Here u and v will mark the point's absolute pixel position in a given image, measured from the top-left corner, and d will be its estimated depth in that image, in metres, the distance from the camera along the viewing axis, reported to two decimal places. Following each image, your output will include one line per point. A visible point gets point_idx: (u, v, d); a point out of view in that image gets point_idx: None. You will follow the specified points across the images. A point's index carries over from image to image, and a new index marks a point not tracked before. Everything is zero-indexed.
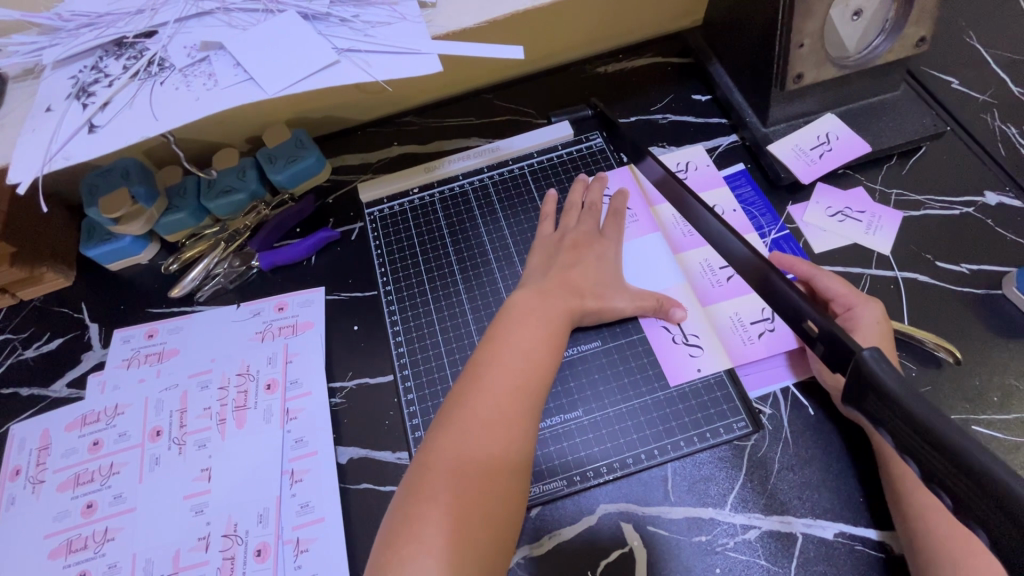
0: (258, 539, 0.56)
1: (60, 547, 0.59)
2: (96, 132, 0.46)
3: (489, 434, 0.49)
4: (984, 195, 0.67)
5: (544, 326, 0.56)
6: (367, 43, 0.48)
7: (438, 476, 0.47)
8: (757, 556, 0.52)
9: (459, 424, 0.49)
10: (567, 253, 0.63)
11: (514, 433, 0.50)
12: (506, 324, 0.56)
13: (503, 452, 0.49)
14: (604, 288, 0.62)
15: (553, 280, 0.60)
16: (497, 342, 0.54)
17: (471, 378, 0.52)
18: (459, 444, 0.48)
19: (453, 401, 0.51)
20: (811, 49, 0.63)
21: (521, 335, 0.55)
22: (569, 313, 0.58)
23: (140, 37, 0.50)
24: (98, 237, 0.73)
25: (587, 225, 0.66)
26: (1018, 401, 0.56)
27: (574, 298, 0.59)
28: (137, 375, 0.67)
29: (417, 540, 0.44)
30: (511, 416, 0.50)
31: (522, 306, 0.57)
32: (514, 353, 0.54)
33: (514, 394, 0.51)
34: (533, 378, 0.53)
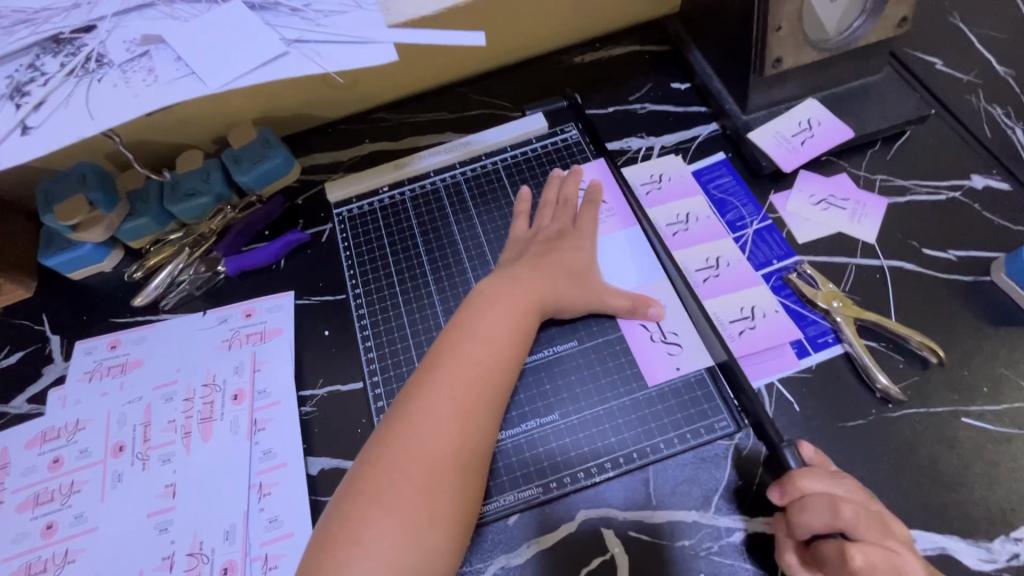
0: (224, 558, 0.54)
1: (18, 571, 0.56)
2: (30, 134, 0.43)
3: (444, 430, 0.47)
4: (970, 178, 0.65)
5: (509, 317, 0.54)
6: (318, 33, 0.45)
7: (387, 474, 0.45)
8: (743, 560, 0.50)
9: (410, 422, 0.47)
10: (540, 249, 0.61)
11: (469, 431, 0.48)
12: (467, 319, 0.54)
13: (458, 449, 0.47)
14: (581, 285, 0.59)
15: (524, 276, 0.58)
16: (458, 336, 0.53)
17: (429, 371, 0.51)
18: (411, 439, 0.47)
19: (409, 395, 0.50)
20: (790, 32, 0.61)
21: (484, 328, 0.53)
22: (537, 304, 0.56)
23: (78, 33, 0.47)
24: (57, 246, 0.70)
25: (562, 221, 0.64)
26: (1008, 391, 0.54)
27: (544, 289, 0.57)
28: (100, 389, 0.64)
29: (358, 540, 0.43)
30: (469, 411, 0.49)
31: (486, 297, 0.56)
32: (476, 346, 0.52)
33: (475, 388, 0.50)
34: (496, 373, 0.51)
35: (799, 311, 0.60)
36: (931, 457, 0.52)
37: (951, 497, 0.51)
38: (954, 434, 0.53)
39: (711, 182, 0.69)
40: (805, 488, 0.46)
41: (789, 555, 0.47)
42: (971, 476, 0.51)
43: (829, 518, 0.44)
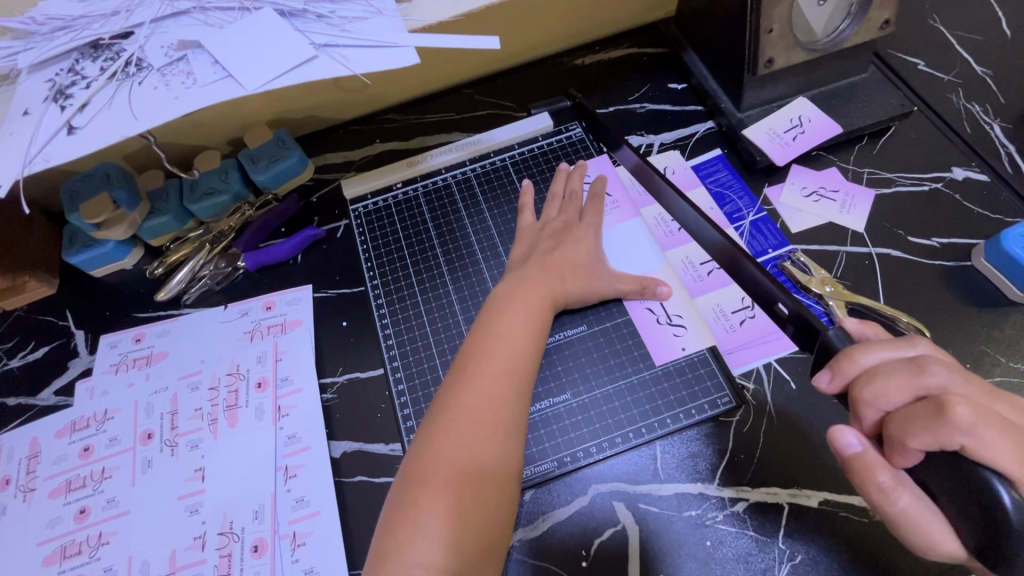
0: (254, 535, 0.57)
1: (54, 553, 0.58)
2: (75, 133, 0.46)
3: (478, 420, 0.50)
4: (951, 170, 0.70)
5: (529, 313, 0.58)
6: (344, 38, 0.49)
7: (430, 463, 0.48)
8: (746, 527, 0.53)
9: (447, 415, 0.50)
10: (547, 240, 0.65)
11: (501, 419, 0.51)
12: (489, 317, 0.57)
13: (493, 436, 0.50)
14: (588, 272, 0.63)
15: (535, 269, 0.61)
16: (483, 333, 0.56)
17: (461, 367, 0.54)
18: (449, 430, 0.50)
19: (444, 391, 0.53)
20: (781, 34, 0.65)
21: (507, 325, 0.56)
22: (552, 299, 0.60)
23: (117, 39, 0.50)
24: (81, 244, 0.73)
25: (568, 214, 0.67)
26: (989, 366, 0.58)
27: (556, 282, 0.61)
28: (126, 380, 0.67)
29: (413, 524, 0.46)
30: (500, 401, 0.52)
31: (507, 295, 0.59)
32: (501, 340, 0.55)
33: (503, 380, 0.53)
34: (520, 365, 0.54)
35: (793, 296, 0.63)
36: None
37: None
38: None
39: (709, 177, 0.73)
40: (863, 363, 0.43)
41: (881, 469, 0.42)
42: None
43: (912, 382, 0.39)
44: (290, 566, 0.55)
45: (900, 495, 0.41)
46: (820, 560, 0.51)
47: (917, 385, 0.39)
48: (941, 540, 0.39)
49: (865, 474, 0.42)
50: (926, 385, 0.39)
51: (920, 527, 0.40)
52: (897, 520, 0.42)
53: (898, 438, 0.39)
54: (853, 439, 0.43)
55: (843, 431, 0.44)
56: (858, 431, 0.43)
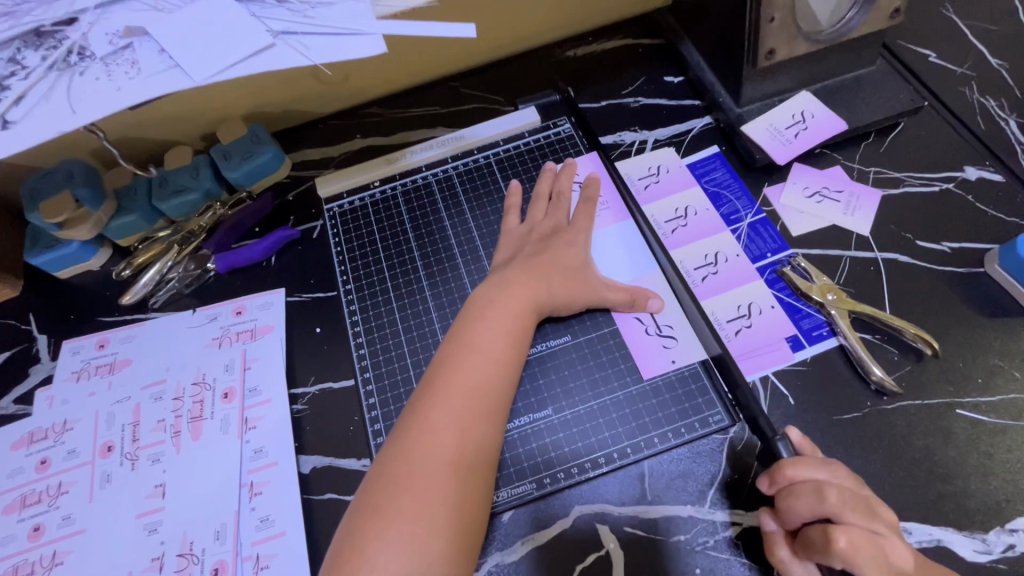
0: (215, 557, 0.53)
1: (5, 573, 0.55)
2: (10, 128, 0.42)
3: (451, 434, 0.47)
4: (964, 169, 0.65)
5: (508, 319, 0.54)
6: (306, 25, 0.44)
7: (399, 481, 0.45)
8: (739, 553, 0.50)
9: (410, 434, 0.47)
10: (531, 245, 0.61)
11: (469, 438, 0.48)
12: (464, 327, 0.54)
13: (466, 453, 0.47)
14: (574, 277, 0.59)
15: (516, 275, 0.57)
16: (456, 345, 0.52)
17: (435, 378, 0.50)
18: (421, 444, 0.47)
19: (417, 403, 0.50)
20: (783, 23, 0.61)
21: (486, 332, 0.53)
22: (534, 305, 0.56)
23: (60, 25, 0.46)
24: (44, 244, 0.70)
25: (554, 216, 0.63)
26: (1002, 381, 0.54)
27: (538, 286, 0.57)
28: (87, 388, 0.63)
29: (365, 552, 0.43)
30: (475, 415, 0.49)
31: (487, 299, 0.55)
32: (479, 349, 0.52)
33: (479, 392, 0.50)
34: (499, 375, 0.51)
35: (793, 304, 0.60)
36: (926, 449, 0.52)
37: (948, 489, 0.51)
38: (949, 425, 0.53)
39: (705, 176, 0.68)
40: (792, 476, 0.46)
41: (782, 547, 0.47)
42: (966, 467, 0.51)
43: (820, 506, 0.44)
44: None
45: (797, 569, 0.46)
46: None
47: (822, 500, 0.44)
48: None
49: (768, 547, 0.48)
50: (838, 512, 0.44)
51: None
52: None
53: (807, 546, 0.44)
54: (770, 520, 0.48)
55: (764, 516, 0.48)
56: (774, 517, 0.48)
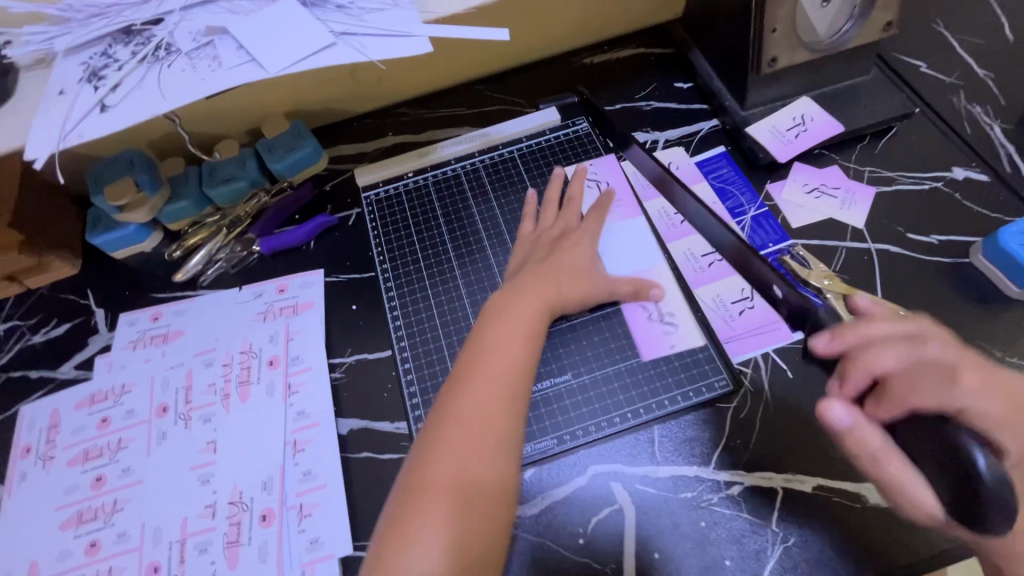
0: (263, 506, 0.58)
1: (71, 518, 0.61)
2: (108, 112, 0.48)
3: (471, 438, 0.49)
4: (952, 170, 0.71)
5: (523, 325, 0.56)
6: (363, 27, 0.51)
7: (424, 486, 0.47)
8: (740, 510, 0.54)
9: (444, 431, 0.49)
10: (540, 253, 0.64)
11: (500, 433, 0.49)
12: (487, 327, 0.56)
13: (486, 454, 0.48)
14: (585, 278, 0.62)
15: (531, 279, 0.60)
16: (480, 345, 0.54)
17: (453, 384, 0.52)
18: (444, 447, 0.48)
19: (438, 408, 0.51)
20: (784, 34, 0.67)
21: (501, 340, 0.55)
22: (547, 311, 0.58)
23: (148, 25, 0.53)
24: (103, 225, 0.76)
25: (565, 221, 0.68)
26: (984, 359, 0.59)
27: (553, 292, 0.59)
28: (143, 356, 0.69)
29: (408, 546, 0.45)
30: (493, 417, 0.50)
31: (503, 307, 0.58)
32: (495, 354, 0.53)
33: (497, 395, 0.51)
34: (516, 377, 0.52)
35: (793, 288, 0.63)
36: None
37: None
38: None
39: (712, 172, 0.74)
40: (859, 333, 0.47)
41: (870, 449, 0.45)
42: None
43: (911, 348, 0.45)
44: (297, 535, 0.57)
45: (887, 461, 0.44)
46: (812, 543, 0.53)
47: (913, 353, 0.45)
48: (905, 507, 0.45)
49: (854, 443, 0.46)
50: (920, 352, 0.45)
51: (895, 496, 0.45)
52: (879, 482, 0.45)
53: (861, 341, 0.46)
54: (841, 416, 0.46)
55: (832, 410, 0.46)
56: (846, 406, 0.46)
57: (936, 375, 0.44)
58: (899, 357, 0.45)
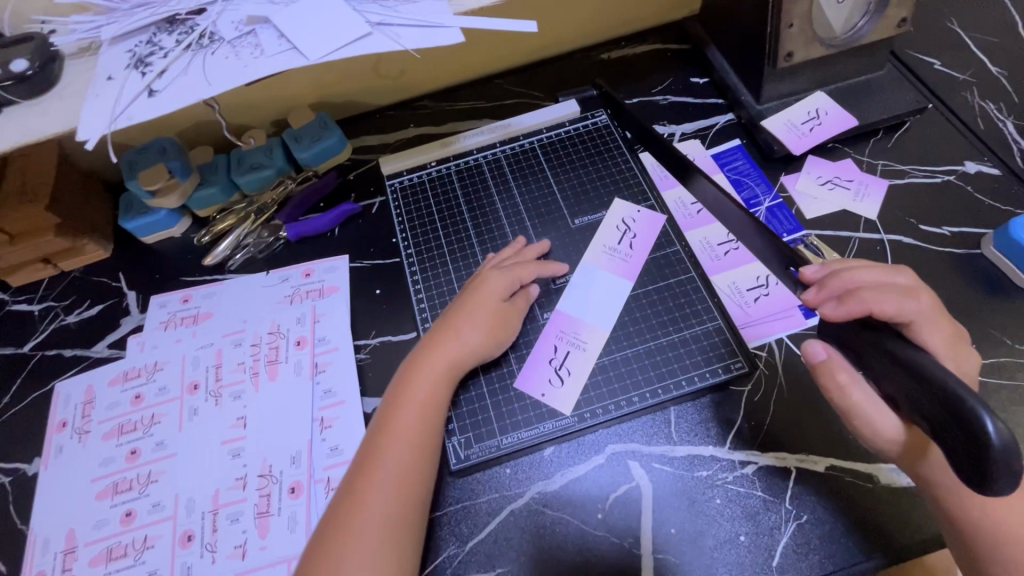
0: (292, 478, 0.61)
1: (106, 488, 0.63)
2: (155, 96, 0.51)
3: (380, 491, 0.51)
4: (964, 164, 0.72)
5: (432, 377, 0.58)
6: (397, 17, 0.53)
7: (341, 530, 0.50)
8: (755, 488, 0.56)
9: (361, 485, 0.52)
10: (456, 304, 0.64)
11: (411, 482, 0.53)
12: (405, 380, 0.58)
13: (395, 506, 0.51)
14: (505, 320, 0.63)
15: (441, 330, 0.61)
16: (398, 399, 0.56)
17: (371, 439, 0.55)
18: (355, 502, 0.51)
19: (354, 465, 0.54)
20: (800, 29, 0.68)
21: (414, 394, 0.57)
22: (460, 361, 0.60)
23: (191, 15, 0.55)
24: (135, 211, 0.78)
25: (494, 265, 0.67)
26: (994, 347, 0.61)
27: (466, 340, 0.60)
28: (175, 335, 0.72)
29: None
30: (404, 471, 0.53)
31: (419, 360, 0.59)
32: (405, 410, 0.56)
33: (406, 450, 0.54)
34: (423, 429, 0.55)
35: None
36: None
37: None
38: None
39: (727, 165, 0.76)
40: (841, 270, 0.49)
41: (842, 371, 0.48)
42: None
43: (884, 274, 0.50)
44: (325, 507, 0.59)
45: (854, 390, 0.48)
46: (824, 520, 0.54)
47: (886, 276, 0.49)
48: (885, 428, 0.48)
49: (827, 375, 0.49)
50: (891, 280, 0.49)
51: (867, 419, 0.48)
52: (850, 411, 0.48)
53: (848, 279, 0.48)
54: (818, 348, 0.49)
55: (812, 343, 0.49)
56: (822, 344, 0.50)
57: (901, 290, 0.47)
58: (872, 282, 0.48)
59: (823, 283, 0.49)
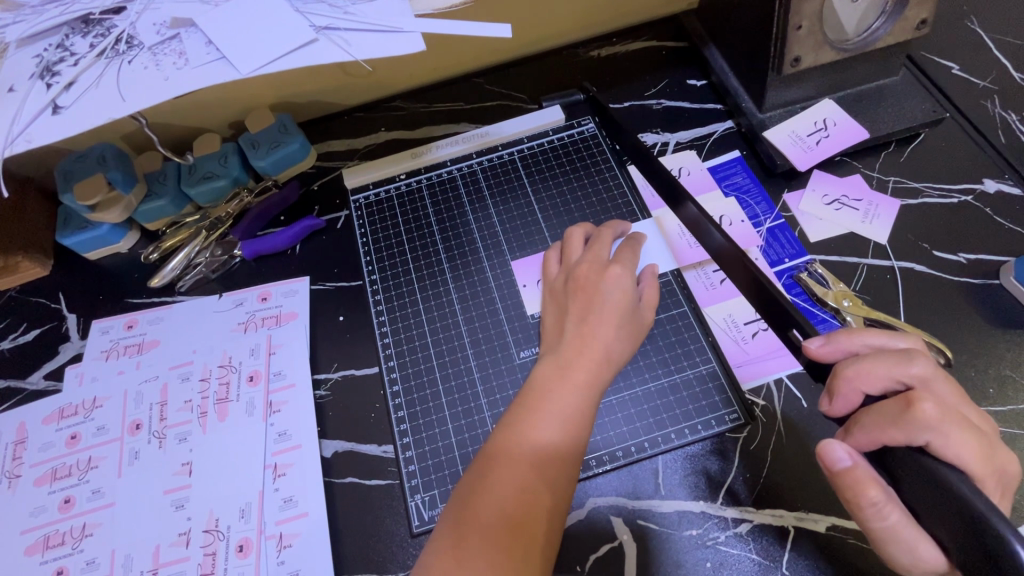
0: (240, 535, 0.55)
1: (36, 543, 0.57)
2: (61, 113, 0.43)
3: (513, 498, 0.42)
4: (983, 182, 0.66)
5: (585, 379, 0.47)
6: (347, 21, 0.45)
7: (464, 522, 0.41)
8: (749, 550, 0.51)
9: (491, 483, 0.42)
10: (575, 298, 0.52)
11: (548, 489, 0.43)
12: (549, 373, 0.48)
13: (529, 516, 0.42)
14: (625, 311, 0.51)
15: (576, 320, 0.51)
16: (539, 393, 0.46)
17: (507, 431, 0.45)
18: (485, 505, 0.42)
19: (481, 470, 0.44)
20: (809, 31, 0.61)
21: (560, 395, 0.46)
22: (606, 362, 0.49)
23: (108, 14, 0.47)
24: (75, 225, 0.71)
25: (596, 253, 0.55)
26: (1013, 391, 0.55)
27: (611, 339, 0.50)
28: (116, 367, 0.65)
29: None
30: (540, 482, 0.43)
31: (562, 355, 0.49)
32: (547, 405, 0.46)
33: (552, 455, 0.44)
34: (571, 438, 0.45)
35: (809, 310, 0.61)
36: None
37: None
38: None
39: (725, 180, 0.69)
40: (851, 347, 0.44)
41: (875, 486, 0.38)
42: None
43: (897, 368, 0.40)
44: (276, 567, 0.54)
45: (891, 511, 0.38)
46: None
47: (900, 371, 0.40)
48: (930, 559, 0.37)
49: (854, 490, 0.39)
50: (909, 374, 0.40)
51: (906, 544, 0.38)
52: (882, 537, 0.39)
53: (867, 370, 0.41)
54: (842, 453, 0.39)
55: (832, 445, 0.40)
56: (847, 445, 0.40)
57: (929, 384, 0.39)
58: (895, 376, 0.40)
59: (833, 389, 0.44)
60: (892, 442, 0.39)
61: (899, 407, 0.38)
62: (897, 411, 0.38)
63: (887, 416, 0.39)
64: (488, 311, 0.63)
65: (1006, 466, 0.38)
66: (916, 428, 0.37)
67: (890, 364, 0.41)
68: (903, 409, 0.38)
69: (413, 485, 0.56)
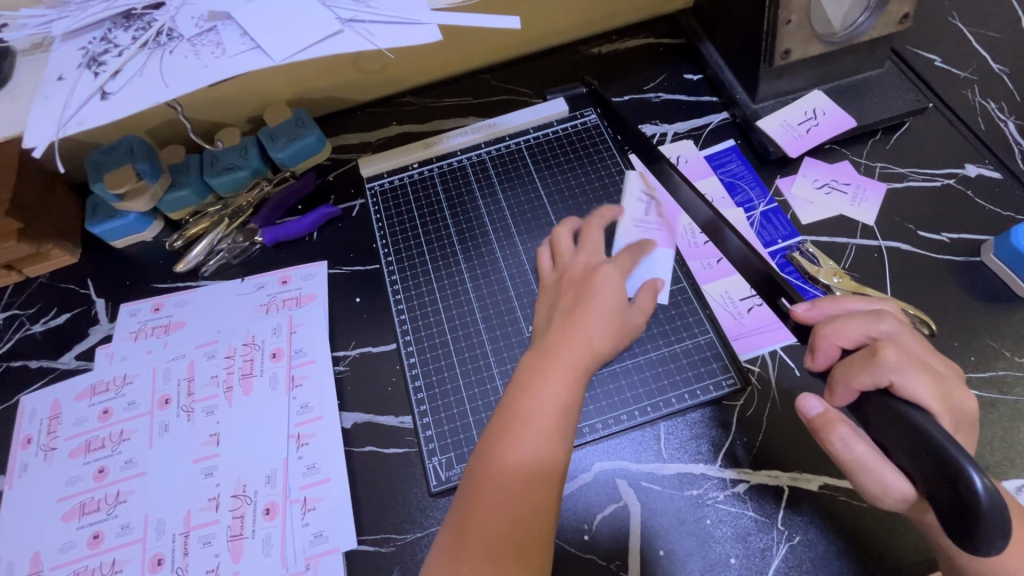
0: (266, 499, 0.58)
1: (72, 510, 0.60)
2: (109, 98, 0.47)
3: (517, 474, 0.45)
4: (964, 167, 0.70)
5: (573, 362, 0.51)
6: (369, 13, 0.49)
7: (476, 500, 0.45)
8: (746, 508, 0.54)
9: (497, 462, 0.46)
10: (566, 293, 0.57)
11: (548, 463, 0.46)
12: (542, 359, 0.51)
13: (533, 489, 0.45)
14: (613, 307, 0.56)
15: (567, 313, 0.55)
16: (534, 377, 0.50)
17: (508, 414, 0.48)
18: (493, 463, 0.46)
19: (483, 445, 0.48)
20: (798, 25, 0.64)
21: (553, 378, 0.50)
22: (594, 345, 0.53)
23: (149, 9, 0.51)
24: (103, 214, 0.75)
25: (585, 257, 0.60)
26: (992, 359, 0.59)
27: (597, 327, 0.54)
28: (145, 347, 0.68)
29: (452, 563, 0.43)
30: (540, 453, 0.46)
31: (552, 343, 0.53)
32: (543, 387, 0.49)
33: (549, 432, 0.47)
34: (563, 414, 0.48)
35: (802, 287, 0.64)
36: None
37: None
38: None
39: (721, 167, 0.73)
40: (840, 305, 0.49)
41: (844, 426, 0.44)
42: None
43: (867, 325, 0.45)
44: (301, 530, 0.57)
45: (856, 445, 0.43)
46: (818, 541, 0.52)
47: (870, 328, 0.45)
48: (896, 487, 0.42)
49: (826, 431, 0.45)
50: (877, 330, 0.45)
51: (874, 475, 0.42)
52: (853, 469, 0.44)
53: (830, 333, 0.46)
54: (815, 403, 0.46)
55: (807, 397, 0.47)
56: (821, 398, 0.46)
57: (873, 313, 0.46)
58: (859, 333, 0.45)
59: (813, 346, 0.48)
60: (863, 388, 0.43)
61: (865, 355, 0.43)
62: (863, 360, 0.43)
63: (855, 366, 0.43)
64: (498, 288, 0.67)
65: (963, 403, 0.43)
66: (880, 373, 0.42)
67: (865, 328, 0.45)
68: (869, 356, 0.43)
69: (430, 448, 0.59)
